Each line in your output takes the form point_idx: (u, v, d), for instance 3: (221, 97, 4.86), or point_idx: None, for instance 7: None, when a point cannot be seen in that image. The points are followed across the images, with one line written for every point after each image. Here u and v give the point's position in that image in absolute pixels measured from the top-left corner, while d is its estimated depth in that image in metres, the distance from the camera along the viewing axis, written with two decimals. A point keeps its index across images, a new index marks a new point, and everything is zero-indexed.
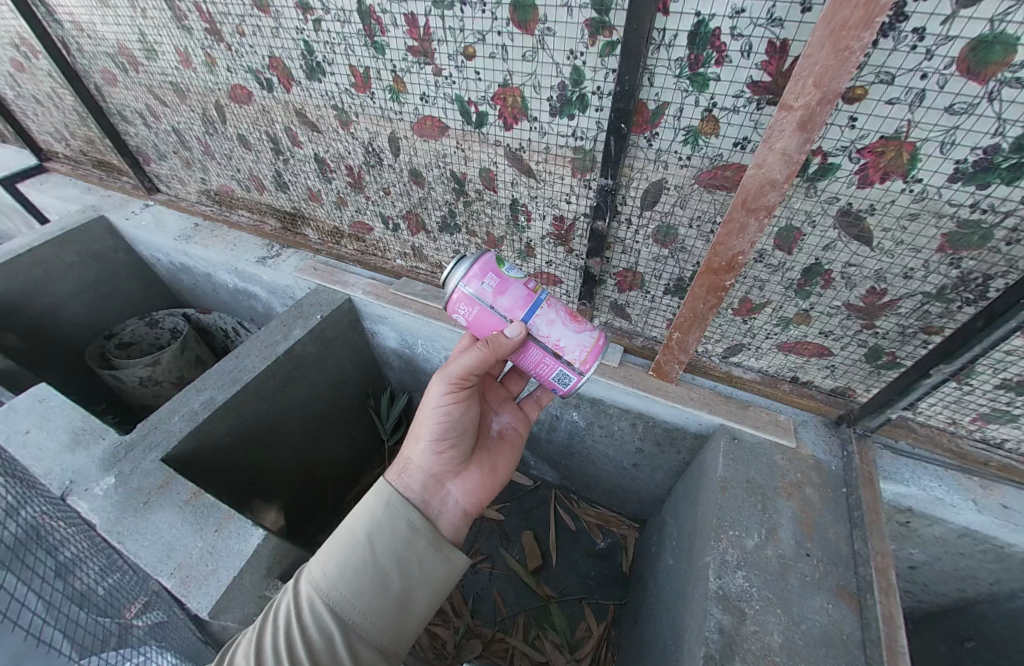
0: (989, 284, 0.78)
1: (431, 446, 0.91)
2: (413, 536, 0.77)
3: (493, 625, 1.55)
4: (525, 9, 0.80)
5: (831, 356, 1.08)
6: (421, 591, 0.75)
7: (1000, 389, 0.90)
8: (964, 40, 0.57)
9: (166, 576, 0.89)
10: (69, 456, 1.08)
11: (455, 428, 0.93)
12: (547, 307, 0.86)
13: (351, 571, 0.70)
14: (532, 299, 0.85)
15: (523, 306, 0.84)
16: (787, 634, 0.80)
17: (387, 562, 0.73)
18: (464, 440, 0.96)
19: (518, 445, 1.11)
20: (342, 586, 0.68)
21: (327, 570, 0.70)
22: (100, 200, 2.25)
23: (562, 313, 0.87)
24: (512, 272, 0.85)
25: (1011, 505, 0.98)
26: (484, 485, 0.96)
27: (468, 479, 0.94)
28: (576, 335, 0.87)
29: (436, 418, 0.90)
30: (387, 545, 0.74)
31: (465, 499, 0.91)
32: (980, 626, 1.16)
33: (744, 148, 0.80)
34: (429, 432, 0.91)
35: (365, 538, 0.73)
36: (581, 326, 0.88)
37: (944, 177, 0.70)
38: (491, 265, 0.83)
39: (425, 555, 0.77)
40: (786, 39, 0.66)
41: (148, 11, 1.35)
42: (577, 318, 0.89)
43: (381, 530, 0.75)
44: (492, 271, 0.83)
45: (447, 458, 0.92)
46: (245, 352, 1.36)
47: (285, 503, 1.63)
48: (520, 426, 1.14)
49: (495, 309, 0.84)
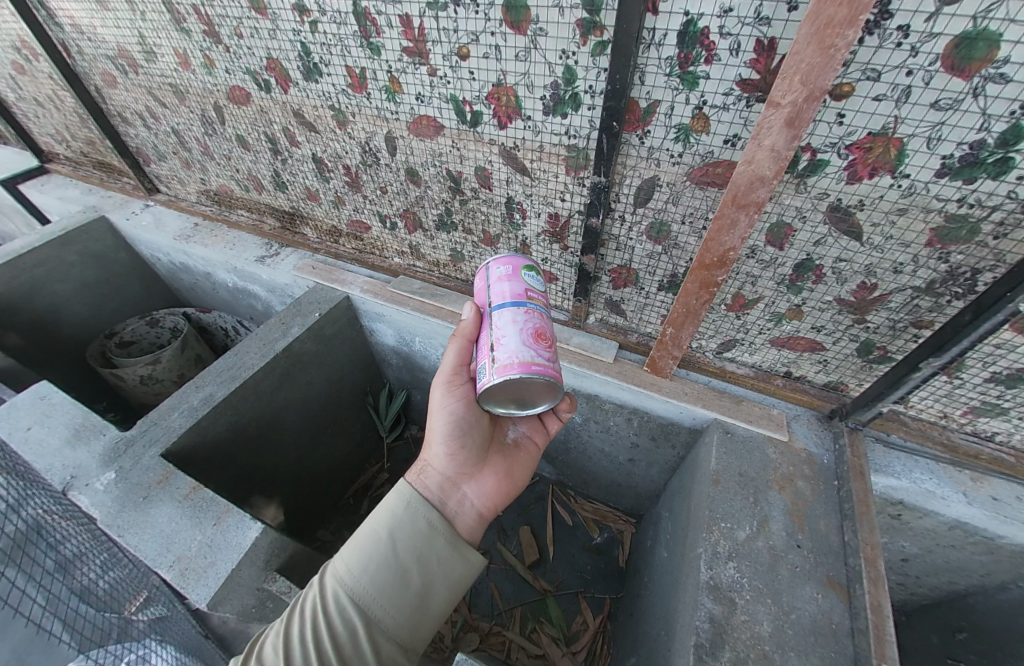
0: (977, 278, 0.79)
1: (443, 449, 0.91)
2: (433, 534, 0.78)
3: (491, 618, 1.56)
4: (517, 9, 0.81)
5: (823, 351, 1.09)
6: (441, 588, 0.75)
7: (990, 382, 0.91)
8: (949, 37, 0.58)
9: (165, 568, 0.90)
10: (70, 451, 1.10)
11: (466, 430, 0.93)
12: (521, 310, 0.81)
13: (374, 565, 0.71)
14: (520, 298, 0.83)
15: (506, 296, 0.83)
16: (777, 624, 0.81)
17: (408, 558, 0.74)
18: (477, 443, 0.95)
19: (536, 451, 1.07)
20: (365, 580, 0.70)
21: (351, 565, 0.71)
22: (101, 201, 2.27)
23: (528, 324, 0.79)
24: (529, 276, 0.88)
25: (1002, 498, 0.99)
26: (499, 488, 0.94)
27: (483, 482, 0.93)
28: (517, 345, 0.76)
29: (444, 419, 0.92)
30: (407, 542, 0.76)
31: (480, 501, 0.90)
32: (972, 618, 1.17)
33: (735, 146, 0.81)
34: (439, 435, 0.91)
35: (387, 534, 0.75)
36: (532, 345, 0.77)
37: (932, 172, 0.71)
38: (514, 261, 0.89)
39: (444, 552, 0.78)
40: (773, 38, 0.67)
41: (147, 14, 1.37)
42: (540, 339, 0.79)
43: (402, 526, 0.77)
44: (512, 265, 0.89)
45: (461, 461, 0.92)
46: (243, 349, 1.38)
47: (284, 499, 1.64)
48: (540, 432, 1.10)
49: (488, 288, 0.87)
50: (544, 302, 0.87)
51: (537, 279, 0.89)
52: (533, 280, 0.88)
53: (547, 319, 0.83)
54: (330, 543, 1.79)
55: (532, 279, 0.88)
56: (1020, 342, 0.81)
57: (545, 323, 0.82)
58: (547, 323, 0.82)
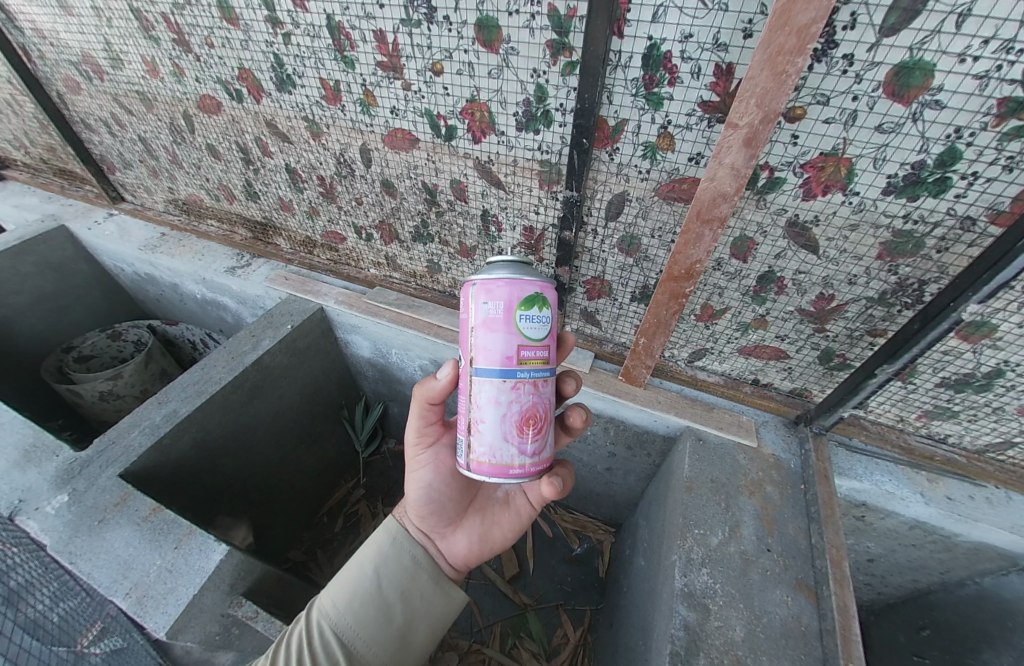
0: (924, 289, 0.84)
1: (417, 509, 0.87)
2: (416, 571, 0.82)
3: (470, 636, 1.52)
4: (490, 28, 0.84)
5: (787, 359, 1.13)
6: (422, 625, 0.79)
7: (940, 387, 0.96)
8: (889, 66, 0.63)
9: (121, 596, 0.85)
10: (20, 474, 1.04)
11: (439, 494, 0.86)
12: (507, 387, 0.68)
13: (359, 601, 0.74)
14: (510, 365, 0.68)
15: (503, 365, 0.68)
16: (750, 628, 0.82)
17: (392, 596, 0.78)
18: (452, 505, 0.88)
19: (524, 513, 0.91)
20: (350, 616, 0.72)
21: (337, 600, 0.73)
22: (62, 210, 2.17)
23: (514, 413, 0.69)
24: (532, 326, 0.68)
25: (956, 497, 1.04)
26: (474, 550, 0.88)
27: (457, 542, 0.88)
28: (503, 442, 0.69)
29: (415, 483, 0.86)
30: (392, 578, 0.79)
31: (452, 560, 0.88)
32: (933, 613, 1.22)
33: (698, 163, 0.85)
34: (413, 496, 0.86)
35: (373, 571, 0.79)
36: (513, 439, 0.69)
37: (879, 190, 0.76)
38: (507, 297, 0.67)
39: (426, 589, 0.82)
40: (730, 63, 0.71)
41: (113, 21, 1.33)
42: (526, 429, 0.69)
43: (387, 564, 0.80)
44: (508, 302, 0.68)
45: (434, 521, 0.87)
46: (211, 362, 1.33)
47: (253, 519, 1.57)
48: (535, 493, 0.91)
49: (490, 343, 0.68)
50: (541, 362, 0.71)
51: (539, 322, 0.69)
52: (531, 329, 0.69)
53: (540, 392, 0.71)
54: (302, 564, 1.74)
55: (528, 327, 0.68)
56: (965, 347, 0.87)
57: (534, 401, 0.70)
58: (538, 402, 0.71)
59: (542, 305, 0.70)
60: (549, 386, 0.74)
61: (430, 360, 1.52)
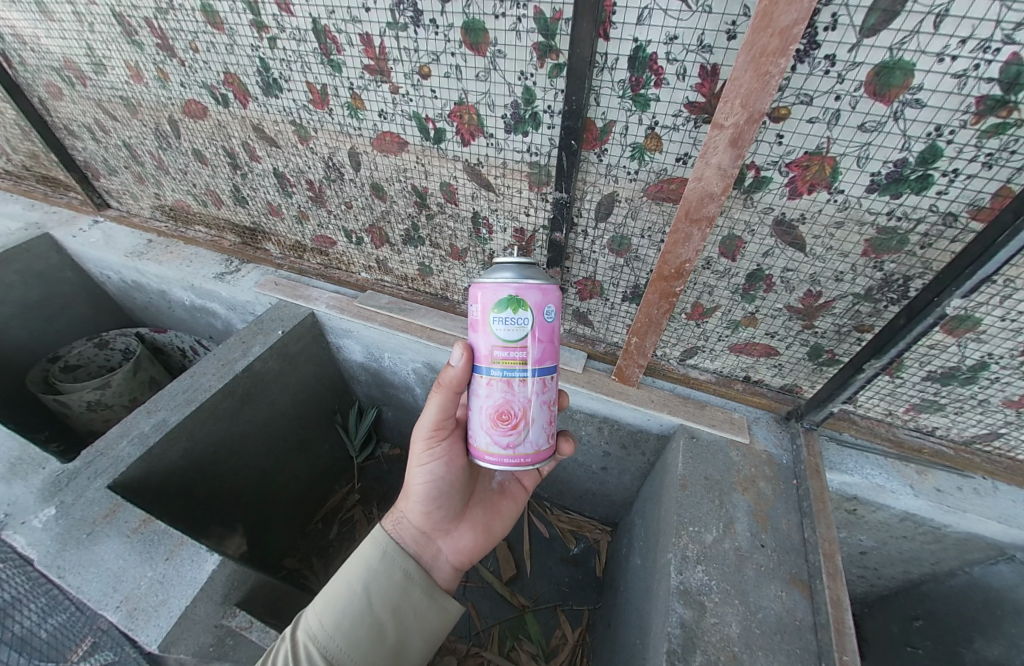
0: (908, 284, 0.85)
1: (420, 507, 0.89)
2: (408, 585, 0.82)
3: (468, 640, 1.52)
4: (476, 31, 0.84)
5: (778, 356, 1.14)
6: (415, 641, 0.79)
7: (927, 380, 0.98)
8: (870, 66, 0.64)
9: (112, 609, 0.83)
10: (6, 486, 1.02)
11: (445, 489, 0.91)
12: (483, 382, 0.74)
13: (348, 620, 0.73)
14: (485, 360, 0.74)
15: (478, 360, 0.75)
16: (745, 624, 0.83)
17: (384, 612, 0.76)
18: (456, 500, 0.93)
19: (517, 499, 1.07)
20: (339, 638, 0.70)
21: (325, 620, 0.72)
22: (46, 217, 2.14)
23: (487, 406, 0.74)
24: (501, 325, 0.71)
25: (944, 488, 1.05)
26: (476, 543, 0.95)
27: (459, 536, 0.93)
28: (477, 429, 0.76)
29: (424, 478, 0.88)
30: (383, 595, 0.78)
31: (455, 556, 0.92)
32: (926, 604, 1.23)
33: (686, 164, 0.85)
34: (417, 493, 0.89)
35: (362, 588, 0.77)
36: (488, 430, 0.75)
37: (863, 188, 0.77)
38: (482, 300, 0.71)
39: (419, 603, 0.82)
40: (715, 64, 0.72)
41: (96, 25, 1.32)
42: (499, 423, 0.74)
43: (377, 579, 0.79)
44: (483, 305, 0.73)
45: (439, 517, 0.91)
46: (200, 371, 1.32)
47: (245, 528, 1.55)
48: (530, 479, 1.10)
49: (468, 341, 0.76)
50: (516, 361, 0.72)
51: (513, 325, 0.70)
52: (502, 331, 0.71)
53: (515, 391, 0.73)
54: (297, 572, 1.72)
55: (501, 331, 0.71)
56: (950, 342, 0.88)
57: (508, 399, 0.73)
58: (514, 399, 0.73)
59: (518, 307, 0.70)
60: (531, 385, 0.74)
61: (423, 363, 1.51)
